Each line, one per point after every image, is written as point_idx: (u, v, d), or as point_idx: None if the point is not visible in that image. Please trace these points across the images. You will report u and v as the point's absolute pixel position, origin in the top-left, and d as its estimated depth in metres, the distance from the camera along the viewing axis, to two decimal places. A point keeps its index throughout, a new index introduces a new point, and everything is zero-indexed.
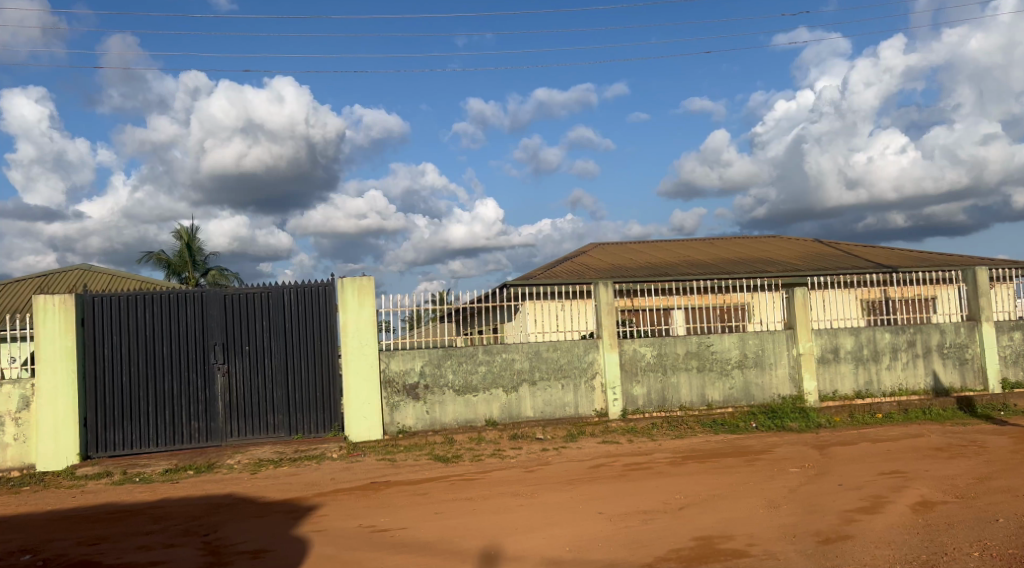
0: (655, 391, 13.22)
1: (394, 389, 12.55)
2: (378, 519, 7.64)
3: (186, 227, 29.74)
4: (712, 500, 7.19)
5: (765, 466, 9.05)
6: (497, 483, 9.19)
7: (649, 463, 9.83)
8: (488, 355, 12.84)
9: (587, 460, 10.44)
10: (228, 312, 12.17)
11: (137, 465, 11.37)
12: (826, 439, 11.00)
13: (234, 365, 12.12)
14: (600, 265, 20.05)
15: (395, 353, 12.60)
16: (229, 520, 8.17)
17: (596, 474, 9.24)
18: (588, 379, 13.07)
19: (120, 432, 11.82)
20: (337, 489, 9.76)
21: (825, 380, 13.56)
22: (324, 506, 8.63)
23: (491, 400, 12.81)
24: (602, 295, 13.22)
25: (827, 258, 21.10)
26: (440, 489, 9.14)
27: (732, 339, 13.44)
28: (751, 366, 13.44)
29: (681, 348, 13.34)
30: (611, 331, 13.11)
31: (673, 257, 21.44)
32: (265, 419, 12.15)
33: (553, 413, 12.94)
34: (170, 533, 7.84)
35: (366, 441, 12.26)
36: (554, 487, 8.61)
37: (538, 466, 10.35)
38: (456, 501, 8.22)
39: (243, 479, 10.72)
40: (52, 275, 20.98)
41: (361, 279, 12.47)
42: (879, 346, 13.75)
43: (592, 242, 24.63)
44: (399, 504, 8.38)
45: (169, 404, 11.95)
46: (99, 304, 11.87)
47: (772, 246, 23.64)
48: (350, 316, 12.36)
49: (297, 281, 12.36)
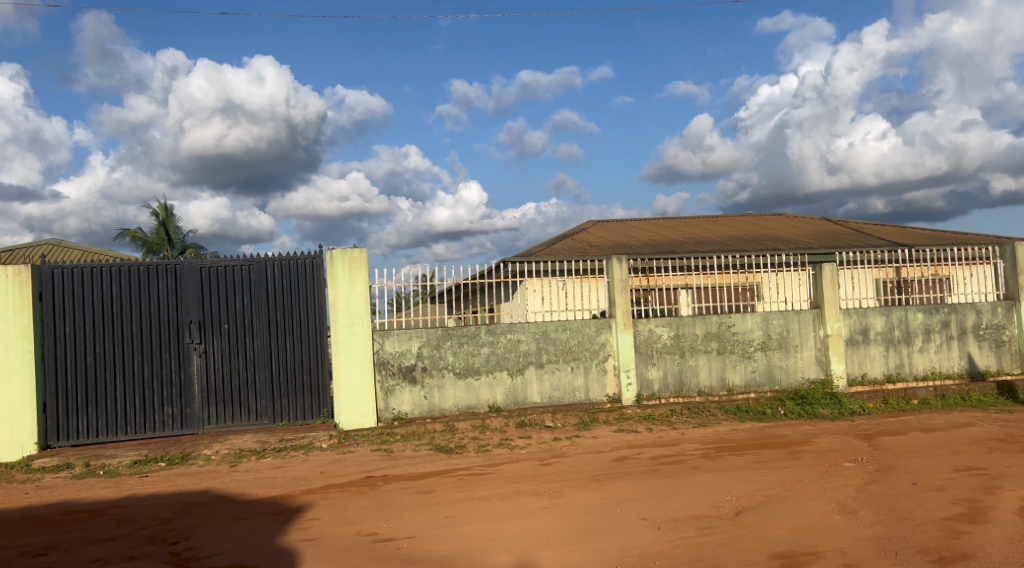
0: (672, 375, 12.25)
1: (389, 372, 11.45)
2: (379, 525, 6.53)
3: (162, 205, 28.45)
4: (773, 503, 6.15)
5: (813, 460, 8.00)
6: (510, 480, 8.11)
7: (680, 455, 8.77)
8: (491, 336, 11.80)
9: (607, 453, 9.39)
10: (205, 286, 11.00)
11: (102, 456, 10.21)
12: (867, 427, 10.02)
13: (211, 345, 10.96)
14: (602, 243, 18.98)
15: (390, 333, 11.51)
16: (203, 525, 7.05)
17: (623, 470, 8.17)
18: (599, 362, 12.09)
19: (84, 419, 10.64)
20: (328, 486, 8.66)
21: (854, 363, 12.59)
22: (314, 507, 7.52)
23: (494, 384, 11.77)
24: (615, 271, 12.25)
25: (838, 236, 20.16)
26: (446, 486, 8.07)
27: (755, 320, 12.46)
28: (775, 349, 12.46)
29: (700, 329, 12.37)
30: (625, 310, 12.15)
31: (677, 235, 20.40)
32: (247, 405, 11.03)
33: (562, 399, 11.96)
34: (132, 541, 6.72)
35: (358, 429, 11.17)
36: (579, 485, 7.53)
37: (553, 459, 9.31)
38: (469, 502, 7.15)
39: (221, 471, 9.60)
40: (18, 250, 19.49)
41: (351, 252, 11.34)
42: (911, 327, 12.78)
43: (592, 221, 23.54)
44: (402, 506, 7.29)
45: (139, 387, 10.78)
46: (58, 276, 10.67)
47: (779, 225, 22.60)
48: (340, 292, 11.26)
49: (282, 253, 11.20)
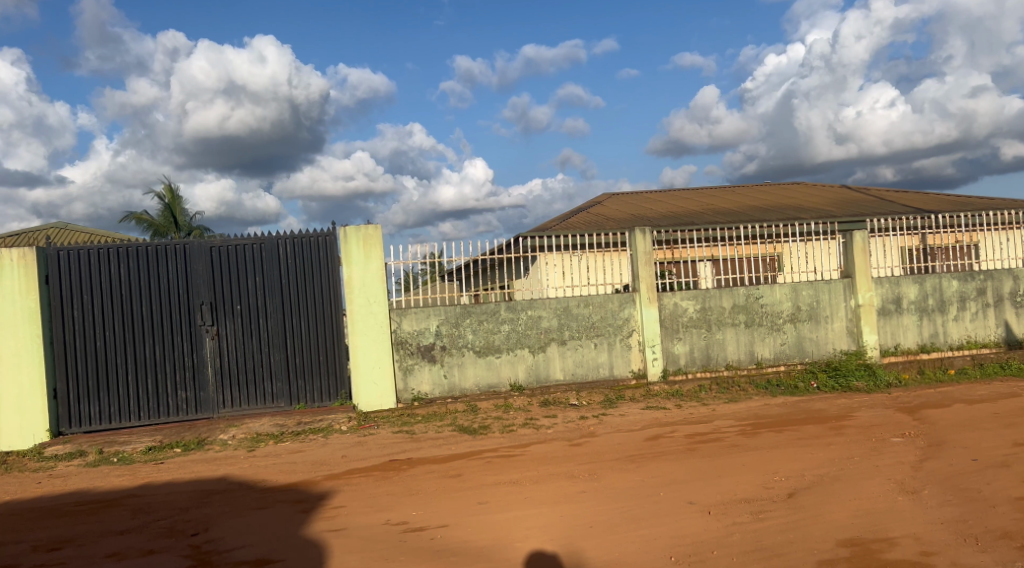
0: (698, 349, 11.88)
1: (408, 351, 11.12)
2: (409, 512, 6.21)
3: (168, 187, 28.13)
4: (827, 483, 5.79)
5: (858, 435, 7.63)
6: (541, 463, 7.78)
7: (716, 433, 8.41)
8: (511, 313, 11.44)
9: (638, 432, 9.04)
10: (216, 267, 10.66)
11: (116, 443, 9.93)
12: (906, 399, 9.65)
13: (224, 327, 10.64)
14: (619, 216, 18.52)
15: (407, 311, 11.17)
16: (223, 515, 6.75)
17: (658, 449, 7.83)
18: (623, 337, 11.73)
19: (96, 405, 10.35)
20: (351, 471, 8.36)
21: (886, 333, 12.18)
22: (338, 494, 7.21)
23: (515, 362, 11.44)
24: (638, 243, 11.85)
25: (860, 203, 19.67)
26: (474, 470, 7.75)
27: (784, 291, 12.06)
28: (805, 320, 12.07)
29: (727, 301, 11.98)
30: (649, 284, 11.77)
31: (695, 206, 19.95)
32: (263, 387, 10.72)
33: (585, 376, 11.62)
34: (149, 533, 6.42)
35: (378, 410, 10.88)
36: (615, 467, 7.19)
37: (583, 439, 8.98)
38: (500, 487, 6.83)
39: (239, 457, 9.31)
40: (23, 234, 19.09)
41: (365, 229, 10.97)
42: (946, 295, 12.36)
43: (606, 193, 23.11)
44: (431, 492, 6.97)
45: (151, 371, 10.48)
46: (65, 259, 10.34)
47: (799, 193, 22.06)
48: (355, 270, 10.91)
49: (294, 231, 10.83)
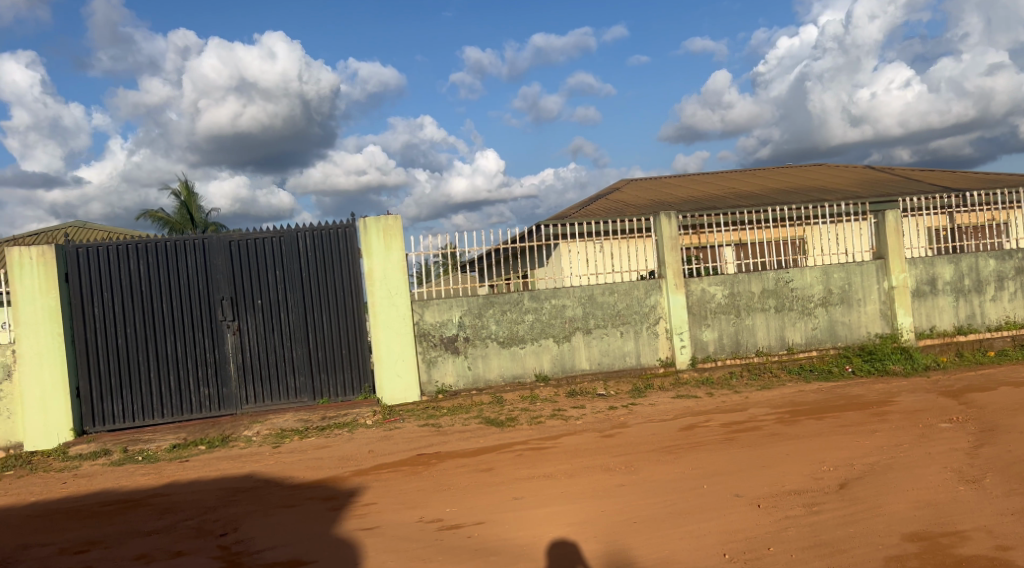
0: (727, 336, 11.61)
1: (431, 343, 10.92)
2: (442, 509, 6.01)
3: (184, 183, 28.08)
4: (880, 472, 5.52)
5: (903, 421, 7.35)
6: (574, 455, 7.55)
7: (754, 422, 8.16)
8: (535, 302, 11.22)
9: (671, 421, 8.80)
10: (235, 261, 10.49)
11: (140, 441, 9.79)
12: (947, 383, 9.36)
13: (245, 322, 10.48)
14: (640, 202, 18.23)
15: (429, 303, 10.96)
16: (251, 514, 6.58)
17: (695, 439, 7.59)
18: (650, 325, 11.48)
19: (119, 403, 10.23)
20: (378, 466, 8.17)
21: (921, 316, 11.87)
22: (368, 491, 7.02)
23: (540, 352, 11.22)
24: (664, 228, 11.59)
25: (887, 183, 19.27)
26: (506, 463, 7.54)
27: (814, 274, 11.76)
28: (837, 304, 11.77)
29: (756, 286, 11.70)
30: (676, 270, 11.50)
31: (716, 190, 19.62)
32: (285, 382, 10.56)
33: (612, 365, 11.38)
34: (177, 534, 6.26)
35: (403, 403, 10.70)
36: (651, 458, 6.95)
37: (614, 430, 8.75)
38: (534, 481, 6.61)
39: (264, 454, 9.14)
40: (42, 234, 19.03)
41: (385, 220, 10.77)
42: (982, 275, 12.06)
43: (624, 179, 22.85)
44: (463, 487, 6.76)
45: (174, 368, 10.34)
46: (84, 256, 10.20)
47: (822, 175, 21.67)
48: (376, 263, 10.72)
49: (313, 223, 10.63)
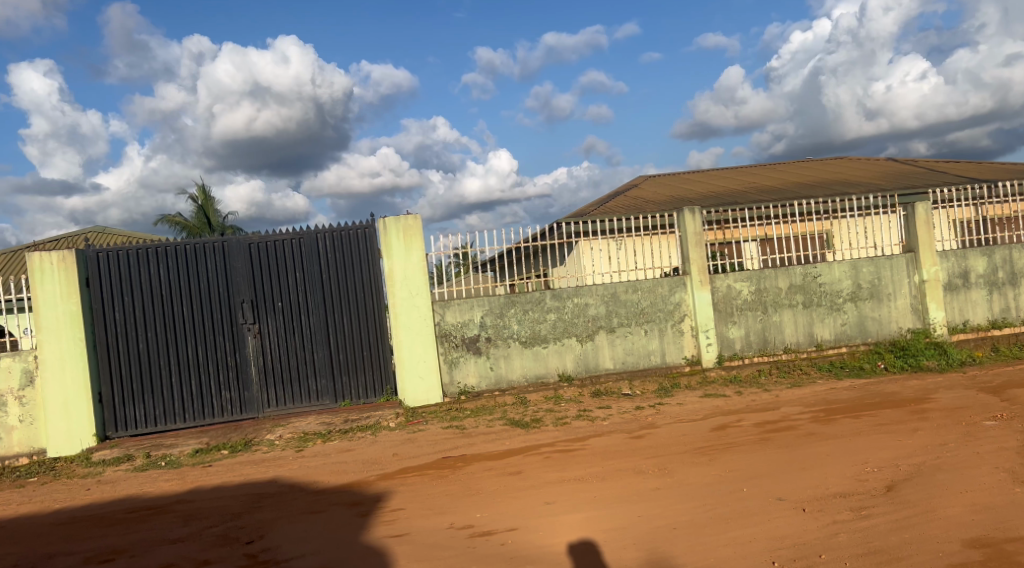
0: (754, 333, 11.39)
1: (452, 344, 10.77)
2: (473, 515, 5.84)
3: (201, 187, 28.13)
4: (929, 473, 5.31)
5: (945, 419, 7.11)
6: (603, 458, 7.36)
7: (788, 421, 7.94)
8: (557, 301, 11.04)
9: (701, 421, 8.59)
10: (255, 263, 10.38)
11: (163, 446, 9.69)
12: (985, 379, 9.12)
13: (266, 325, 10.37)
14: (659, 198, 18.00)
15: (450, 303, 10.81)
16: (277, 520, 6.44)
17: (728, 440, 7.38)
18: (675, 323, 11.28)
19: (141, 408, 10.15)
20: (404, 470, 8.02)
21: (954, 310, 11.62)
22: (395, 496, 6.86)
23: (563, 351, 11.04)
24: (688, 224, 11.39)
25: (912, 175, 18.94)
26: (535, 466, 7.37)
27: (843, 269, 11.52)
28: (867, 299, 11.52)
29: (783, 281, 11.47)
30: (701, 266, 11.29)
31: (737, 185, 19.36)
32: (307, 385, 10.44)
33: (636, 364, 11.19)
34: (203, 542, 6.14)
35: (425, 405, 10.55)
36: (685, 460, 6.75)
37: (643, 431, 8.56)
38: (565, 485, 6.43)
39: (288, 458, 9.02)
40: (63, 239, 19.06)
41: (405, 220, 10.62)
42: (1016, 267, 11.85)
43: (642, 176, 22.62)
44: (492, 491, 6.59)
45: (195, 372, 10.24)
46: (105, 260, 10.12)
47: (844, 168, 21.33)
48: (397, 263, 10.58)
49: (333, 224, 10.50)
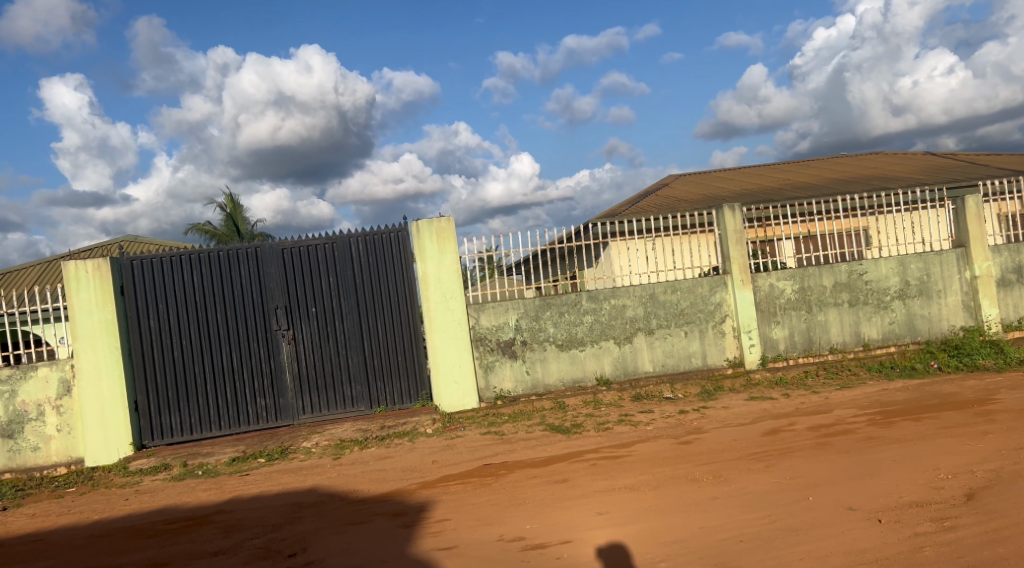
0: (799, 333, 11.05)
1: (488, 348, 10.55)
2: (523, 526, 5.61)
3: (231, 195, 28.23)
4: (1010, 481, 5.00)
5: (1014, 421, 6.77)
6: (652, 465, 7.08)
7: (844, 424, 7.61)
8: (594, 303, 10.78)
9: (751, 426, 8.28)
10: (288, 268, 10.22)
11: (199, 455, 9.55)
12: None
13: (300, 331, 10.21)
14: (691, 196, 17.67)
15: (485, 306, 10.59)
16: (320, 532, 6.25)
17: (783, 445, 7.08)
18: (716, 324, 10.98)
19: (177, 416, 10.03)
20: (445, 478, 7.80)
21: (1008, 306, 11.29)
22: (439, 505, 6.64)
23: (601, 354, 10.78)
24: (728, 221, 11.07)
25: (953, 169, 18.46)
26: (582, 474, 7.11)
27: (890, 265, 11.15)
28: (915, 296, 11.15)
29: (828, 280, 11.12)
30: (741, 266, 10.97)
31: (772, 182, 18.97)
32: (342, 391, 10.26)
33: (677, 367, 10.89)
34: (245, 555, 5.96)
35: (461, 410, 10.34)
36: (739, 467, 6.45)
37: (691, 436, 8.26)
38: (616, 494, 6.16)
39: (325, 466, 8.83)
40: (97, 248, 19.10)
41: (438, 222, 10.42)
42: None
43: (672, 175, 22.27)
44: (539, 501, 6.34)
45: (230, 379, 10.10)
46: (139, 268, 10.02)
47: (881, 164, 20.84)
48: (430, 266, 10.37)
49: (365, 228, 10.33)
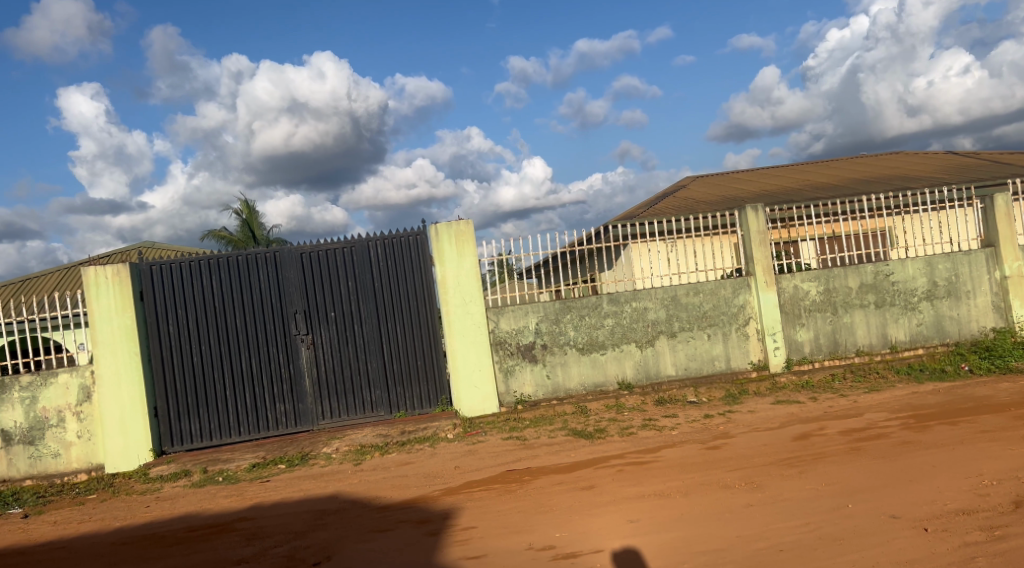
0: (824, 335, 10.87)
1: (508, 352, 10.42)
2: (553, 534, 5.48)
3: (247, 201, 28.28)
4: None
5: None
6: (681, 471, 6.93)
7: (876, 428, 7.44)
8: (615, 305, 10.64)
9: (779, 430, 8.11)
10: (307, 273, 10.14)
11: (219, 461, 9.47)
12: None
13: (319, 336, 10.12)
14: (710, 198, 17.50)
15: (504, 310, 10.47)
16: (345, 540, 6.14)
17: (815, 450, 6.91)
18: (740, 326, 10.81)
19: (196, 422, 9.95)
20: (468, 484, 7.67)
21: None
22: (464, 513, 6.52)
23: (623, 358, 10.63)
24: (751, 222, 10.91)
25: (976, 168, 18.20)
26: (609, 480, 6.97)
27: (917, 266, 10.95)
28: (943, 297, 10.95)
29: (854, 281, 10.93)
30: (765, 267, 10.80)
31: (791, 183, 18.76)
32: (361, 396, 10.16)
33: (700, 370, 10.73)
34: (269, 564, 5.85)
35: (482, 415, 10.21)
36: (772, 473, 6.29)
37: (719, 441, 8.10)
38: (646, 501, 6.02)
39: (347, 472, 8.73)
40: (115, 254, 19.13)
41: (457, 225, 10.30)
42: None
43: (689, 176, 22.09)
44: (567, 508, 6.20)
45: (249, 384, 10.02)
46: (158, 273, 9.96)
47: (903, 163, 20.57)
48: (449, 270, 10.26)
49: (384, 232, 10.24)
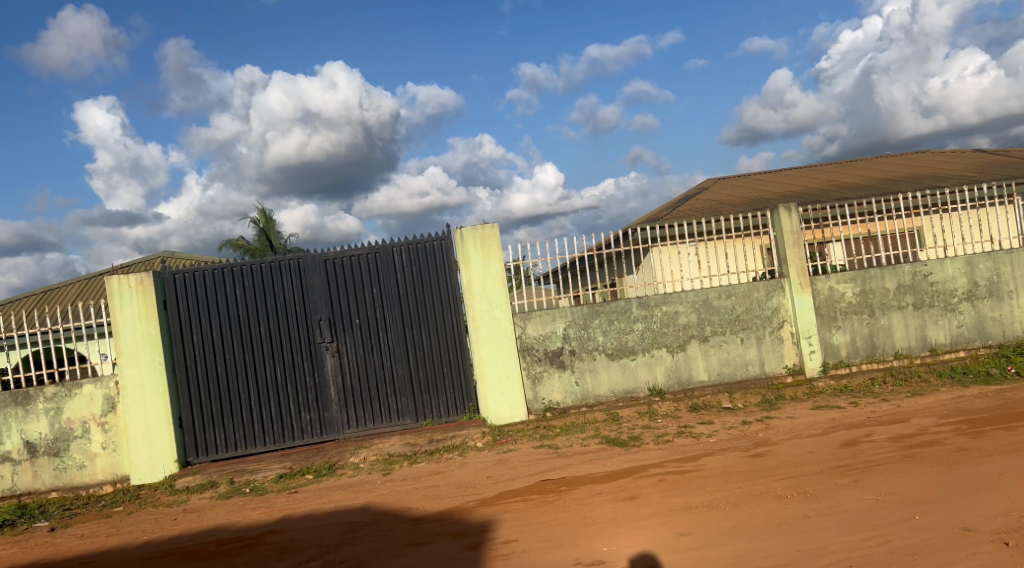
0: (861, 338, 10.58)
1: (535, 358, 10.20)
2: (601, 548, 5.25)
3: (265, 210, 28.25)
4: None
5: None
6: (726, 480, 6.66)
7: (928, 434, 7.16)
8: (645, 309, 10.38)
9: (823, 437, 7.83)
10: (331, 280, 9.97)
11: (245, 472, 9.29)
12: None
13: (344, 343, 9.94)
14: (735, 199, 17.21)
15: (531, 315, 10.24)
16: (382, 553, 5.93)
17: (866, 457, 6.64)
18: (774, 330, 10.53)
19: (221, 432, 9.77)
20: (503, 494, 7.44)
21: None
22: (503, 525, 6.29)
23: (653, 363, 10.37)
24: (784, 223, 10.62)
25: (1008, 165, 17.83)
26: (651, 490, 6.72)
27: (957, 266, 10.64)
28: (984, 298, 10.65)
29: (891, 281, 10.63)
30: (800, 268, 10.52)
31: (817, 183, 18.46)
32: (387, 404, 9.96)
33: (733, 375, 10.46)
34: None
35: (510, 423, 9.99)
36: (825, 482, 6.02)
37: (760, 448, 7.83)
38: (694, 512, 5.77)
39: (377, 482, 8.52)
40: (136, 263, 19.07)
41: (482, 229, 10.08)
42: None
43: (711, 179, 21.81)
44: (611, 520, 5.97)
45: (274, 393, 9.84)
46: (182, 282, 9.80)
47: (930, 162, 20.21)
48: (475, 275, 10.04)
49: (409, 237, 10.05)
